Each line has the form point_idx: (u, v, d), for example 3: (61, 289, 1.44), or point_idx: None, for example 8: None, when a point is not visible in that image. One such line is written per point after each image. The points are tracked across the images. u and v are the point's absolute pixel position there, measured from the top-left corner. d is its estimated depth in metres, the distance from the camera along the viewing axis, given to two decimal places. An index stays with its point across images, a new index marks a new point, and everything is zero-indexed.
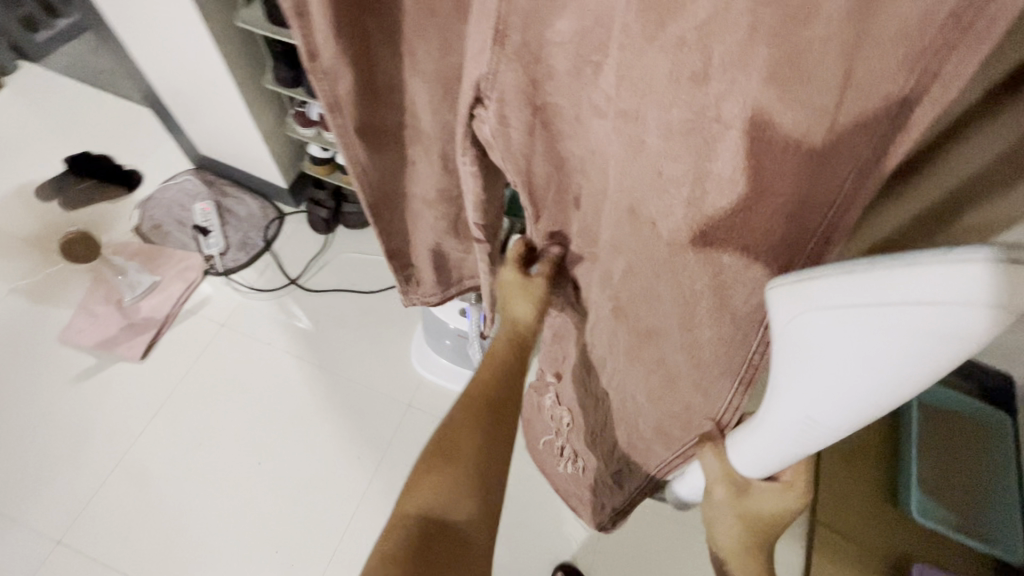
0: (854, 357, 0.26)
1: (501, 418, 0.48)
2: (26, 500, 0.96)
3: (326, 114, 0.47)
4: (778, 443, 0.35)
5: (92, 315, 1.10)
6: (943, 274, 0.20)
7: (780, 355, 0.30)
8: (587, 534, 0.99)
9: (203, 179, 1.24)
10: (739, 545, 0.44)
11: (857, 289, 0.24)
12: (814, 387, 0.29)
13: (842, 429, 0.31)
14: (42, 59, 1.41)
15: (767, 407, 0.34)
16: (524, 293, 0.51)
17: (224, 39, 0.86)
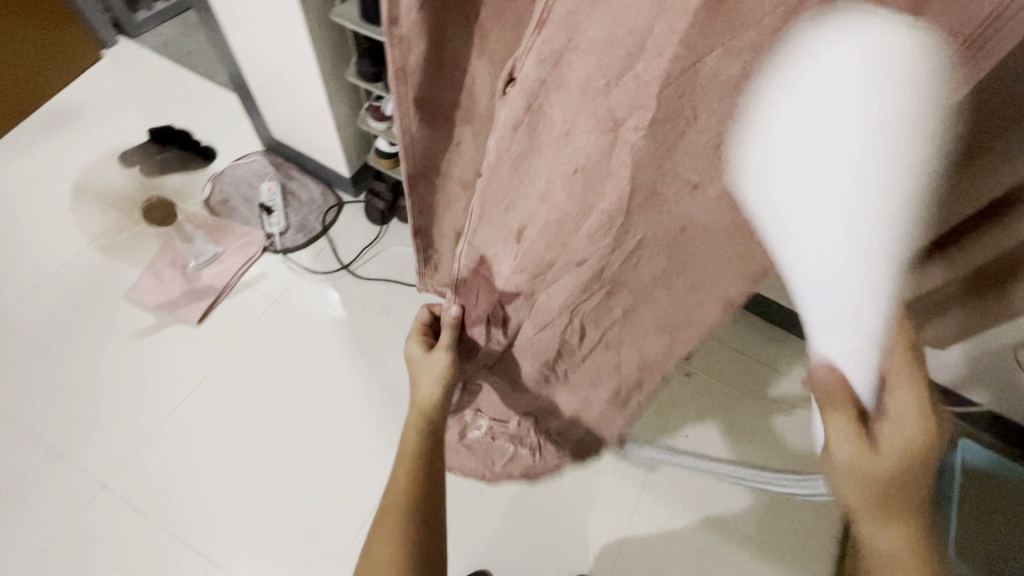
0: (799, 187, 0.27)
1: (430, 493, 0.57)
2: (81, 443, 1.02)
3: (390, 81, 0.44)
4: (834, 331, 0.34)
5: (159, 276, 1.16)
6: (853, 58, 0.22)
7: (777, 240, 0.31)
8: (606, 544, 1.00)
9: (271, 161, 1.30)
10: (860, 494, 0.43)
11: (783, 127, 0.25)
12: (807, 247, 0.29)
13: (861, 281, 0.29)
14: (139, 36, 1.50)
15: (801, 299, 0.34)
16: (422, 370, 0.62)
17: (318, 33, 0.91)
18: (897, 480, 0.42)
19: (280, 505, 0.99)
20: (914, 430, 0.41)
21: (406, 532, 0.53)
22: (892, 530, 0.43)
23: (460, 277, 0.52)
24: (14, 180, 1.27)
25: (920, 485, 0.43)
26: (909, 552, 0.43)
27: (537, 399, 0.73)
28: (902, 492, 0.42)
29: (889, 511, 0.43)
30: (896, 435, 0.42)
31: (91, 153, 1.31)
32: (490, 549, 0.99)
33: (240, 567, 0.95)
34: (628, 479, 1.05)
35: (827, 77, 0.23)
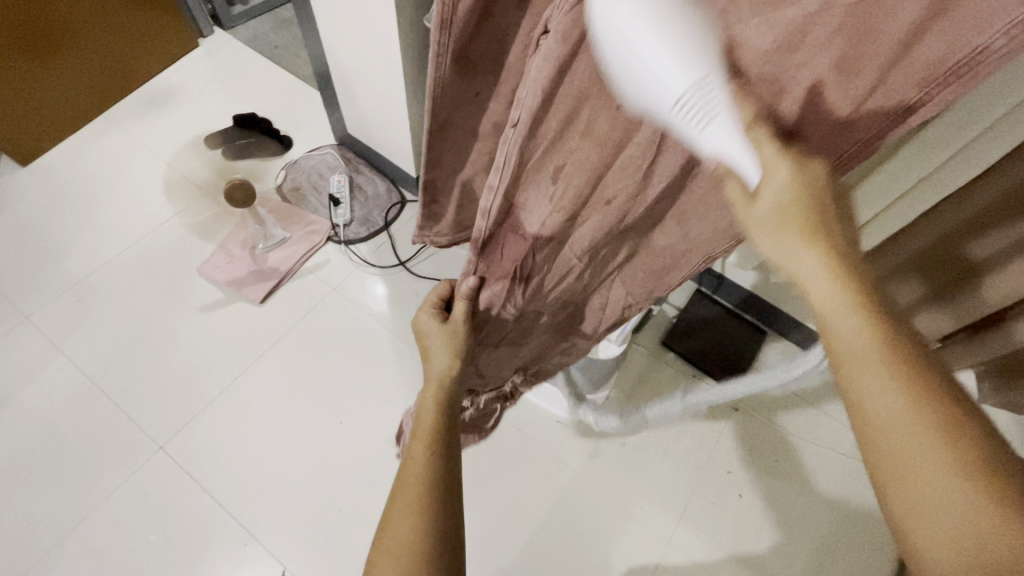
0: (597, 30, 0.30)
1: (454, 469, 0.50)
2: (145, 403, 1.08)
3: (431, 31, 0.39)
4: (736, 157, 0.34)
5: (229, 255, 1.23)
6: None
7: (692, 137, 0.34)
8: (631, 567, 0.98)
9: (342, 155, 1.36)
10: (798, 263, 0.36)
11: (606, 30, 0.30)
12: (650, 74, 0.31)
13: (700, 75, 0.30)
14: (233, 29, 1.60)
15: (698, 146, 0.34)
16: (438, 343, 0.58)
17: (408, 36, 0.94)
18: (804, 231, 0.36)
19: (319, 489, 1.02)
20: (791, 170, 0.35)
21: (425, 511, 0.46)
22: (824, 298, 0.35)
23: (485, 236, 0.48)
24: (110, 153, 1.36)
25: (830, 233, 0.36)
26: (848, 320, 0.34)
27: (527, 357, 0.73)
28: (811, 247, 0.36)
29: (806, 277, 0.35)
30: (781, 181, 0.35)
31: (181, 134, 1.40)
32: (519, 561, 0.98)
33: (275, 545, 0.97)
34: (664, 509, 1.02)
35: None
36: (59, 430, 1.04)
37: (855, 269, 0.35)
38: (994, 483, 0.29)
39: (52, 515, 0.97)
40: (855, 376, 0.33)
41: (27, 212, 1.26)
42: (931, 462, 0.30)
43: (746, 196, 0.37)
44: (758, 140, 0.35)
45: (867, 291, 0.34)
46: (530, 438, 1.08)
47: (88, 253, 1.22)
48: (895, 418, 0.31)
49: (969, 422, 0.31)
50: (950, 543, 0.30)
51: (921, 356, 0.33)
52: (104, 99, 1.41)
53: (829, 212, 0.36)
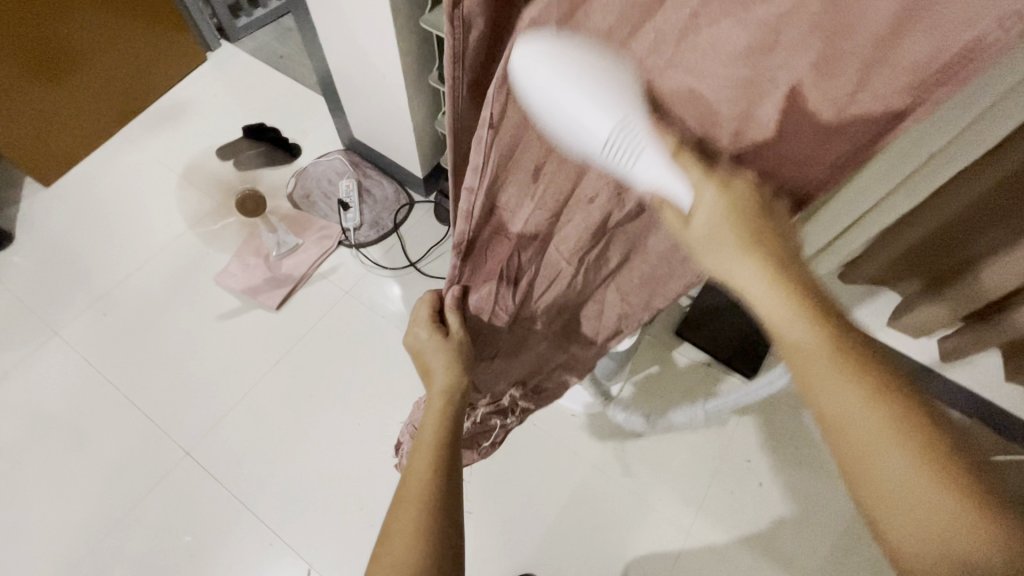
0: (525, 91, 0.34)
1: (457, 478, 0.50)
2: (170, 411, 1.11)
3: (446, 64, 0.38)
4: (667, 184, 0.37)
5: (245, 264, 1.25)
6: (524, 50, 0.32)
7: (627, 169, 0.37)
8: (652, 555, 0.98)
9: (349, 160, 1.37)
10: (749, 273, 0.39)
11: (529, 89, 0.34)
12: (576, 119, 0.35)
13: (619, 117, 0.34)
14: (238, 41, 1.63)
15: (632, 177, 0.38)
16: (438, 356, 0.58)
17: (407, 38, 0.95)
18: (744, 245, 0.39)
19: (342, 487, 1.04)
20: (718, 194, 0.38)
21: (431, 517, 0.46)
22: (770, 312, 0.39)
23: (474, 240, 0.49)
24: (126, 170, 1.40)
25: (772, 246, 0.39)
26: (798, 330, 0.38)
27: (524, 369, 0.75)
28: (750, 259, 0.39)
29: (752, 291, 0.39)
30: (710, 202, 0.38)
31: (193, 148, 1.43)
32: (539, 554, 0.99)
33: (300, 545, 1.00)
34: (684, 499, 1.02)
35: (541, 67, 0.32)
36: (91, 436, 1.08)
37: (791, 276, 0.39)
38: (941, 464, 0.33)
39: (89, 519, 1.01)
40: (813, 380, 0.37)
41: (50, 231, 1.31)
42: (885, 452, 0.34)
43: (682, 220, 0.40)
44: (686, 167, 0.37)
45: (804, 298, 0.38)
46: (545, 432, 1.09)
47: (110, 267, 1.26)
48: (852, 416, 0.35)
49: (913, 411, 0.35)
50: (912, 526, 0.33)
51: (867, 354, 0.37)
52: (116, 119, 1.45)
53: (769, 224, 0.39)
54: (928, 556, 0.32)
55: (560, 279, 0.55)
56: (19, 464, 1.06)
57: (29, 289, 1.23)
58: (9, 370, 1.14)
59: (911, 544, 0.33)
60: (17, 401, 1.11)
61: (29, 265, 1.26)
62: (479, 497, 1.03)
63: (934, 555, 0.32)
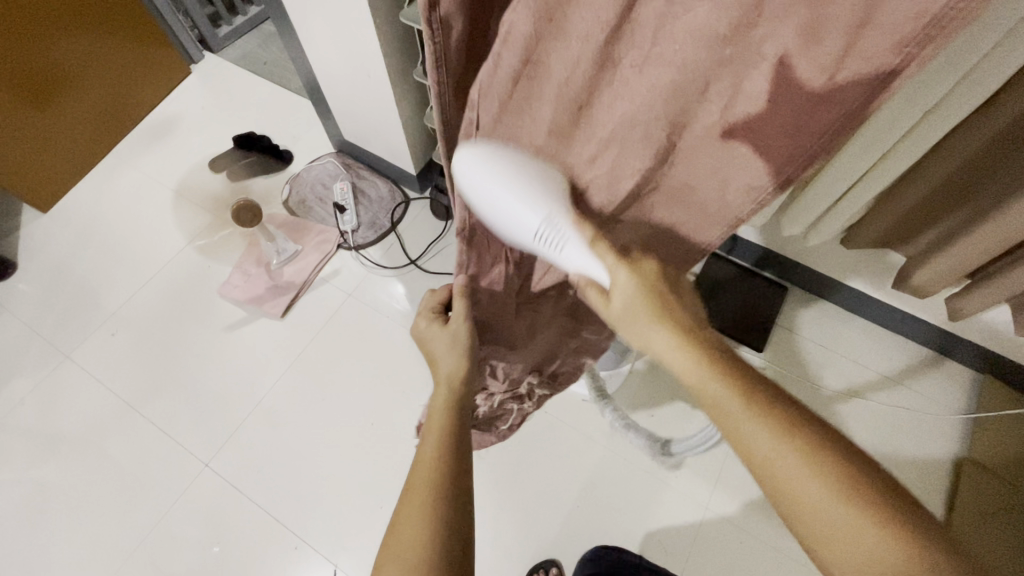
0: (472, 198, 0.44)
1: (464, 464, 0.51)
2: (187, 424, 1.12)
3: (427, 67, 0.37)
4: (581, 264, 0.48)
5: (246, 274, 1.26)
6: (466, 165, 0.43)
7: (551, 254, 0.48)
8: (672, 533, 0.99)
9: (342, 162, 1.36)
10: (665, 335, 0.47)
11: (474, 195, 0.44)
12: (509, 218, 0.45)
13: (543, 215, 0.45)
14: (221, 50, 1.62)
15: (557, 258, 0.49)
16: (444, 343, 0.60)
17: (388, 36, 0.94)
18: (655, 316, 0.48)
19: (361, 488, 1.05)
20: (628, 274, 0.48)
21: (439, 501, 0.48)
22: (687, 373, 0.45)
23: (478, 220, 0.50)
24: (122, 189, 1.40)
25: (681, 316, 0.48)
26: (705, 386, 0.43)
27: (538, 356, 0.75)
28: (662, 324, 0.47)
29: (669, 356, 0.46)
30: (623, 283, 0.48)
31: (186, 162, 1.43)
32: (561, 539, 0.99)
33: (324, 546, 1.01)
34: (700, 474, 1.03)
35: (479, 178, 0.43)
36: (110, 456, 1.10)
37: (697, 338, 0.46)
38: (857, 491, 0.37)
39: (118, 538, 1.03)
40: (733, 431, 0.42)
41: (53, 256, 1.32)
42: (807, 489, 0.38)
43: (604, 297, 0.51)
44: (601, 254, 0.48)
45: (710, 351, 0.45)
46: (558, 419, 1.09)
47: (114, 288, 1.26)
48: (770, 460, 0.39)
49: (819, 443, 0.39)
50: (849, 557, 0.36)
51: (769, 396, 0.42)
52: (108, 138, 1.45)
53: (673, 300, 0.49)
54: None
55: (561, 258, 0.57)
56: (45, 488, 1.07)
57: (38, 315, 1.24)
58: (25, 397, 1.16)
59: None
60: (37, 427, 1.13)
61: (36, 291, 1.27)
62: (497, 486, 1.04)
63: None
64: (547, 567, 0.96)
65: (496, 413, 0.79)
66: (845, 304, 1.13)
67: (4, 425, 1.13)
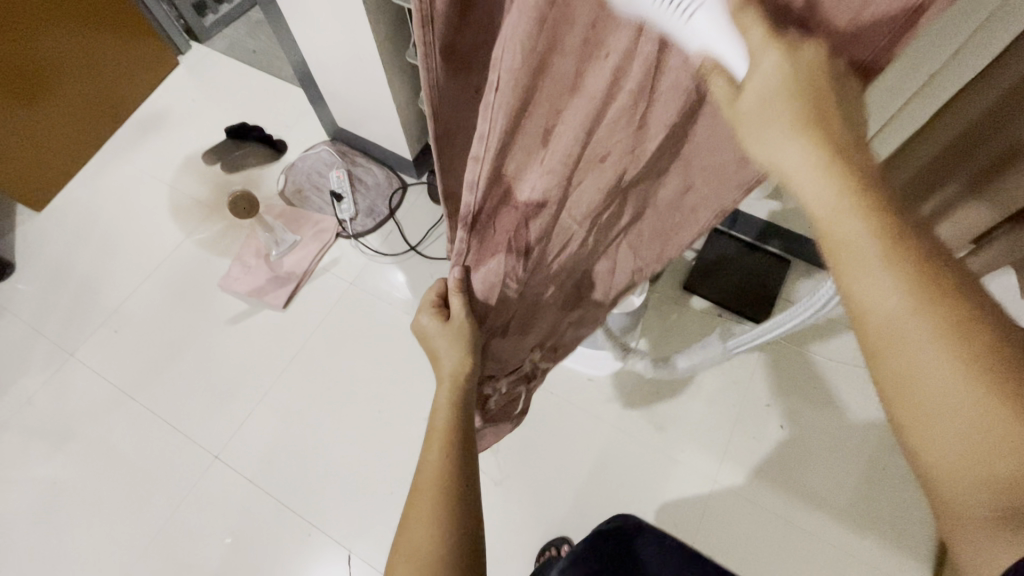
0: None
1: (471, 463, 0.52)
2: (196, 417, 1.13)
3: (415, 27, 0.36)
4: (722, 36, 0.32)
5: (246, 266, 1.25)
6: None
7: (669, 25, 0.32)
8: (681, 508, 1.00)
9: (337, 150, 1.35)
10: (803, 144, 0.32)
11: None
12: None
13: None
14: (208, 40, 1.60)
15: (681, 30, 0.32)
16: (444, 340, 0.59)
17: (378, 17, 0.92)
18: (793, 120, 0.32)
19: (370, 475, 1.06)
20: (780, 61, 0.31)
21: (444, 503, 0.48)
22: (813, 198, 0.32)
23: (480, 213, 0.47)
24: (116, 185, 1.39)
25: (833, 127, 0.33)
26: (836, 216, 0.31)
27: (542, 336, 0.74)
28: (800, 136, 0.32)
29: (796, 176, 0.33)
30: (766, 74, 0.32)
31: (179, 155, 1.42)
32: (571, 517, 1.00)
33: (337, 533, 1.02)
34: (707, 448, 1.03)
35: None
36: (120, 451, 1.10)
37: (845, 156, 0.32)
38: (1004, 378, 0.26)
39: (132, 532, 1.04)
40: (846, 271, 0.31)
41: (52, 254, 1.31)
42: (924, 355, 0.28)
43: (731, 91, 0.34)
44: (746, 24, 0.31)
45: (862, 172, 0.31)
46: (564, 399, 1.09)
47: (115, 284, 1.26)
48: (884, 313, 0.29)
49: (972, 311, 0.28)
50: (948, 441, 0.28)
51: (929, 247, 0.30)
52: (100, 134, 1.44)
53: (835, 97, 0.33)
54: (963, 482, 0.27)
55: (570, 242, 0.55)
56: (58, 484, 1.08)
57: (40, 315, 1.24)
58: (32, 396, 1.16)
59: (947, 468, 0.28)
60: (47, 426, 1.13)
61: (36, 291, 1.27)
62: (506, 467, 1.05)
63: (974, 481, 0.27)
64: (558, 544, 0.97)
65: (505, 400, 0.80)
66: None
67: (13, 426, 1.13)
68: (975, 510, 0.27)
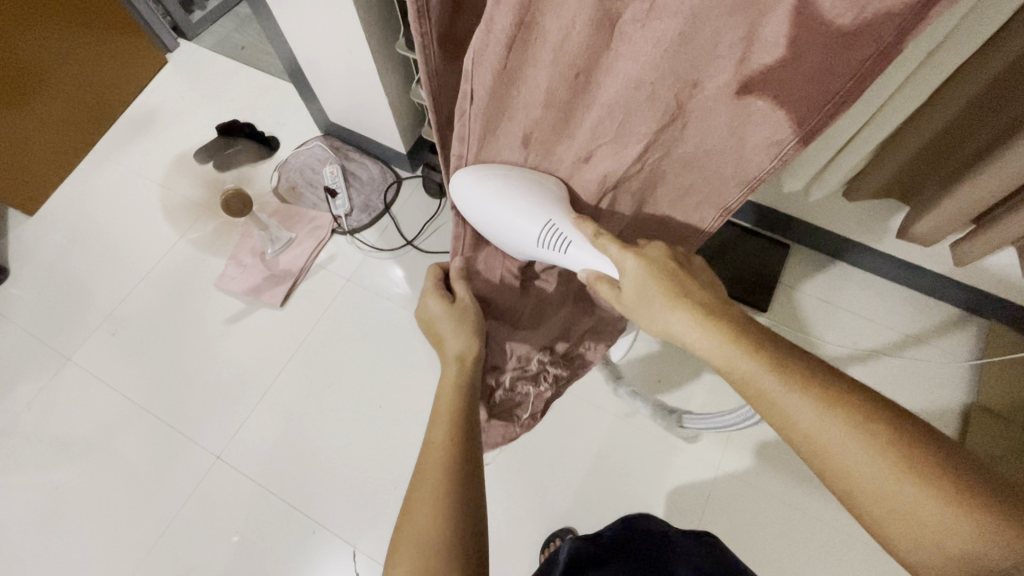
0: (476, 213, 0.53)
1: (473, 448, 0.51)
2: (195, 417, 1.12)
3: (410, 18, 0.37)
4: (586, 261, 0.53)
5: (242, 265, 1.24)
6: (469, 185, 0.51)
7: (555, 256, 0.54)
8: (685, 496, 0.99)
9: (330, 145, 1.34)
10: (680, 315, 0.45)
11: (477, 208, 0.51)
12: (511, 228, 0.53)
13: (540, 220, 0.51)
14: (195, 37, 1.57)
15: (563, 258, 0.54)
16: (448, 323, 0.59)
17: (367, 8, 0.91)
18: (671, 296, 0.46)
19: (373, 470, 1.06)
20: (636, 260, 0.48)
21: (449, 487, 0.47)
22: (715, 355, 0.43)
23: None
24: (108, 186, 1.37)
25: (696, 292, 0.47)
26: (738, 366, 0.42)
27: (551, 335, 0.75)
28: (679, 306, 0.46)
29: (692, 335, 0.45)
30: (632, 270, 0.49)
31: (171, 154, 1.40)
32: (576, 507, 1.00)
33: (341, 529, 1.02)
34: (710, 436, 1.03)
35: (477, 196, 0.51)
36: (121, 454, 1.10)
37: (718, 315, 0.45)
38: (909, 456, 0.36)
39: (137, 533, 1.04)
40: (765, 408, 0.41)
41: (45, 258, 1.30)
42: (859, 459, 0.37)
43: (616, 289, 0.51)
44: (604, 247, 0.50)
45: (737, 324, 0.44)
46: (565, 390, 1.09)
47: (110, 288, 1.25)
48: (811, 434, 0.39)
49: (856, 407, 0.38)
50: (905, 520, 0.35)
51: (805, 370, 0.41)
52: (89, 134, 1.42)
53: (687, 274, 0.48)
54: (934, 557, 0.34)
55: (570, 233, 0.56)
56: (59, 488, 1.08)
57: (35, 320, 1.23)
58: (30, 402, 1.15)
59: (912, 542, 0.35)
60: (46, 430, 1.12)
61: (30, 295, 1.26)
62: (509, 460, 1.05)
63: (940, 551, 0.34)
64: (563, 535, 0.96)
65: (507, 401, 0.79)
66: (847, 257, 1.12)
67: (12, 431, 1.12)
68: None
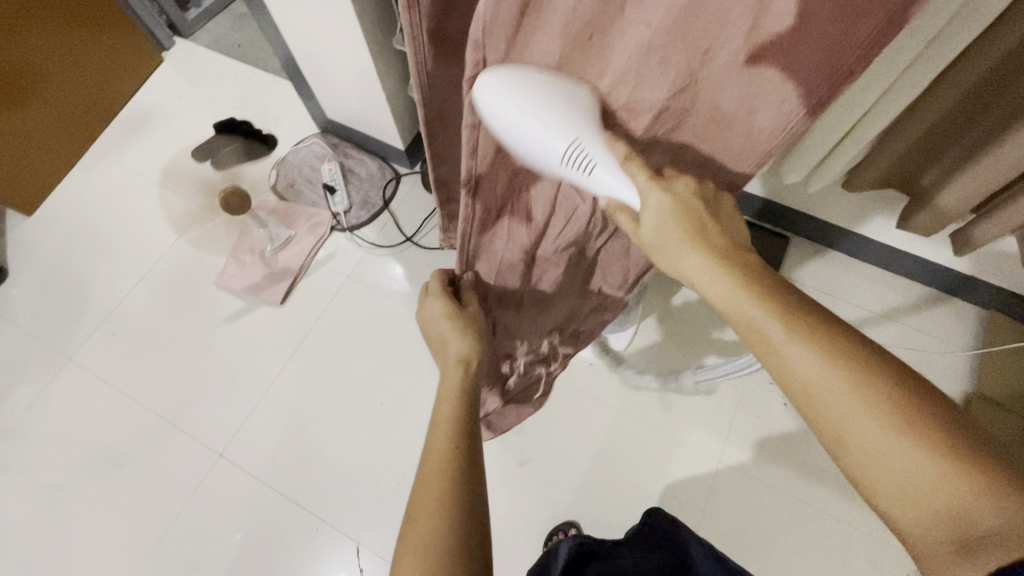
0: (492, 123, 0.40)
1: (475, 453, 0.51)
2: (196, 416, 1.12)
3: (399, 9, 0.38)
4: (613, 186, 0.45)
5: (241, 263, 1.24)
6: (489, 84, 0.38)
7: (577, 180, 0.45)
8: (687, 489, 1.00)
9: (328, 142, 1.33)
10: (696, 254, 0.46)
11: (496, 118, 0.39)
12: (533, 143, 0.42)
13: (569, 137, 0.41)
14: (191, 35, 1.57)
15: (586, 182, 0.45)
16: (450, 328, 0.59)
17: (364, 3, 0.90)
18: (686, 237, 0.46)
19: (375, 466, 1.06)
20: (662, 194, 0.44)
21: (452, 492, 0.47)
22: (722, 298, 0.44)
23: (481, 175, 0.47)
24: (106, 185, 1.37)
25: (712, 235, 0.46)
26: (745, 311, 0.42)
27: (560, 316, 0.77)
28: (693, 247, 0.46)
29: (702, 278, 0.46)
30: (654, 206, 0.45)
31: (168, 153, 1.40)
32: (578, 501, 1.00)
33: (344, 525, 1.02)
34: (712, 428, 1.03)
35: (501, 97, 0.38)
36: (123, 452, 1.10)
37: (730, 261, 0.45)
38: (908, 418, 0.36)
39: (140, 531, 1.04)
40: (768, 354, 0.41)
41: (44, 258, 1.29)
42: (858, 416, 0.37)
43: (634, 221, 0.48)
44: (633, 172, 0.44)
45: (751, 273, 0.44)
46: (566, 384, 1.09)
47: (109, 288, 1.25)
48: (811, 383, 0.39)
49: (863, 361, 0.38)
50: (894, 478, 0.36)
51: (816, 320, 0.40)
52: (86, 134, 1.41)
53: (708, 215, 0.46)
54: (914, 515, 0.36)
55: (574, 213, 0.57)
56: (61, 488, 1.08)
57: (35, 320, 1.23)
58: (32, 402, 1.15)
59: (899, 499, 0.36)
60: (48, 430, 1.13)
61: (29, 296, 1.26)
62: (510, 455, 1.05)
63: (925, 508, 0.35)
64: (566, 529, 0.97)
65: (519, 380, 0.82)
66: (847, 248, 1.12)
67: (13, 433, 1.12)
68: (933, 536, 0.35)
